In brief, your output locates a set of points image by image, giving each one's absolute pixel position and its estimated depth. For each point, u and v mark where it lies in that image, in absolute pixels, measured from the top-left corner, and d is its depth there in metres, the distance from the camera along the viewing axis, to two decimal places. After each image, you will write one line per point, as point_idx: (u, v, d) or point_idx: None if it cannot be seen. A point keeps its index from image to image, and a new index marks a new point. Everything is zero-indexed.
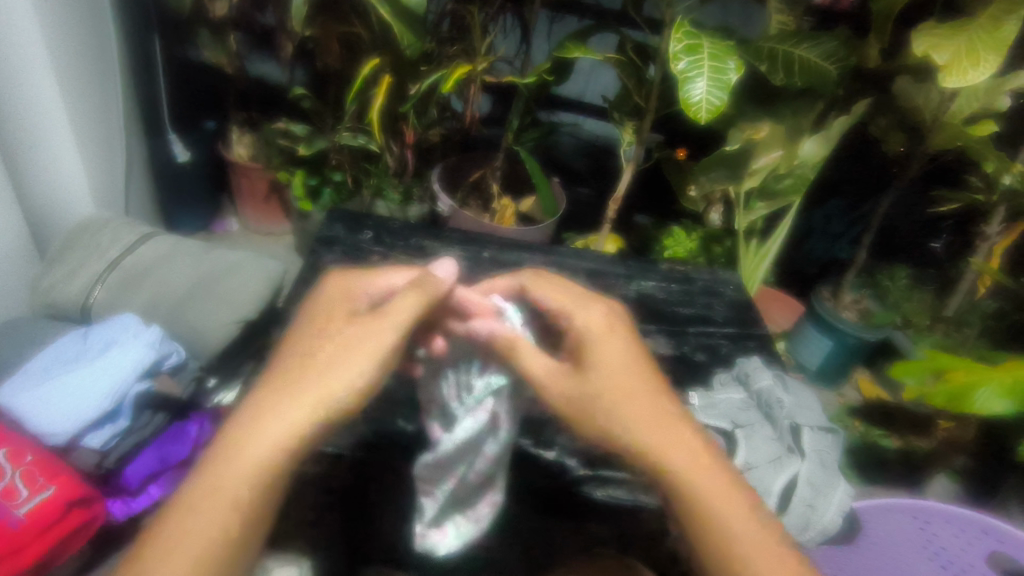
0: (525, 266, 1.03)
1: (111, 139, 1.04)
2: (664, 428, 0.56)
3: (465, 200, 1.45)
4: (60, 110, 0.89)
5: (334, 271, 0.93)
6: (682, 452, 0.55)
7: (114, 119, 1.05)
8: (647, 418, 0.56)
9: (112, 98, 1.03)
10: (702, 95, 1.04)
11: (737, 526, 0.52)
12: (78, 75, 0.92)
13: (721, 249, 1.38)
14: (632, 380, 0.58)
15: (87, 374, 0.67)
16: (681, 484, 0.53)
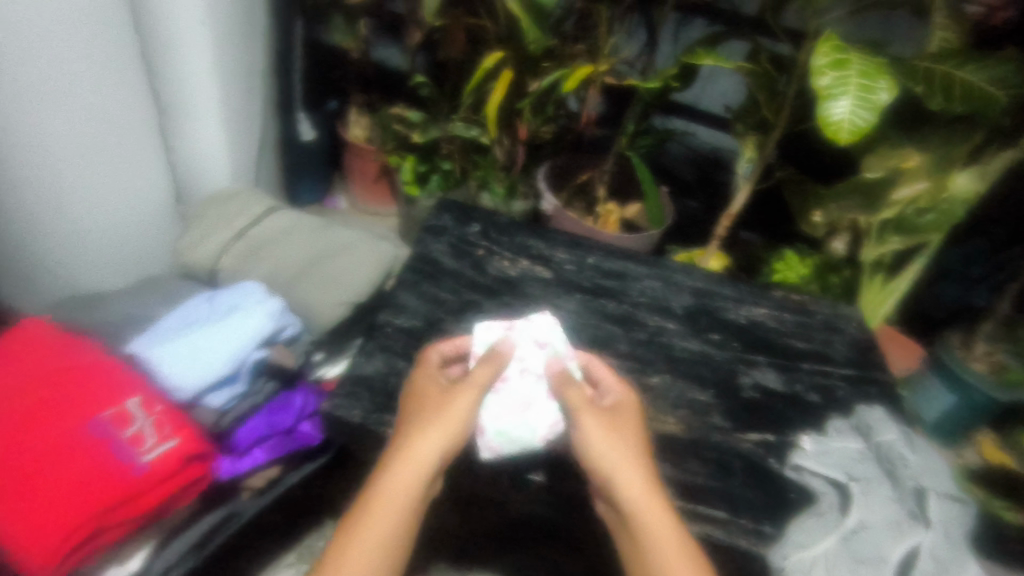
0: (630, 276, 1.00)
1: (249, 114, 1.12)
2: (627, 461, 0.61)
3: (569, 201, 1.46)
4: (209, 83, 0.97)
5: (439, 260, 0.94)
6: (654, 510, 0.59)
7: (252, 94, 1.12)
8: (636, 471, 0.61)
9: (252, 76, 1.11)
10: (844, 114, 0.96)
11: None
12: (229, 52, 1.00)
13: (837, 279, 1.29)
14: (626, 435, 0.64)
15: (209, 336, 0.71)
16: (639, 519, 0.58)
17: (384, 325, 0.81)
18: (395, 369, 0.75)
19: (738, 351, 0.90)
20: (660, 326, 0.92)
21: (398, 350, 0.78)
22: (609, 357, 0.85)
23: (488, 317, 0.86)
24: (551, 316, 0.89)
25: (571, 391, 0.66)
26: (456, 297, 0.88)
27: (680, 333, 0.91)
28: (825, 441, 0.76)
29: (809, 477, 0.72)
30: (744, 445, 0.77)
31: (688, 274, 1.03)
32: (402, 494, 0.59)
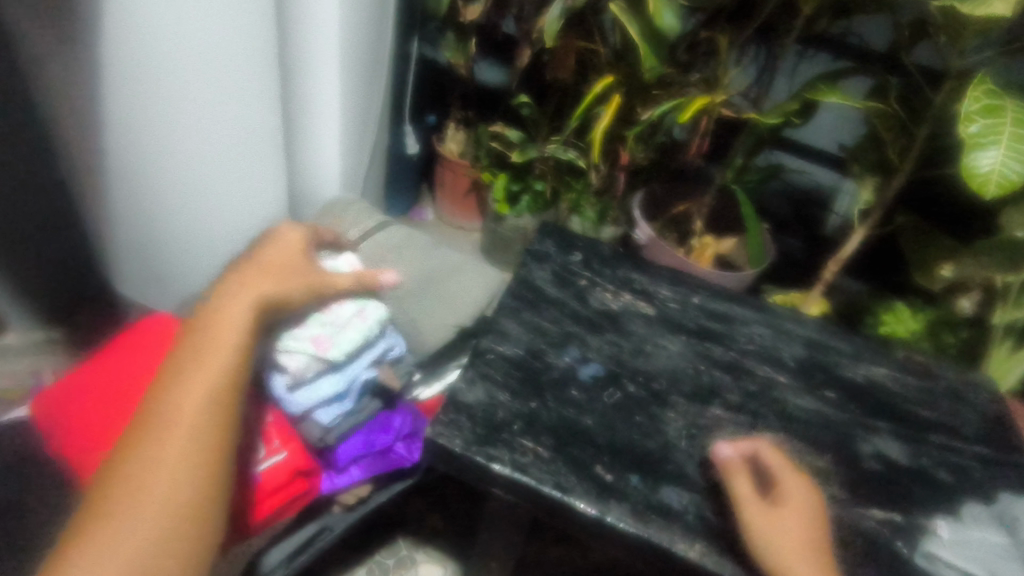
0: (738, 321, 0.95)
1: (365, 126, 1.15)
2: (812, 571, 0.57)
3: (662, 231, 1.42)
4: (336, 94, 1.01)
5: (541, 288, 0.92)
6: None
7: (370, 108, 1.15)
8: None
9: (373, 89, 1.14)
10: (994, 165, 0.88)
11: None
12: (357, 65, 1.03)
13: (954, 339, 1.19)
14: (808, 541, 0.59)
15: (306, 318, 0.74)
16: None
17: (486, 351, 0.79)
18: (497, 400, 0.73)
19: (858, 414, 0.83)
20: (770, 377, 0.86)
21: (499, 379, 0.76)
22: (716, 407, 0.80)
23: (590, 352, 0.83)
24: (655, 355, 0.85)
25: (736, 485, 0.65)
26: (557, 328, 0.85)
27: (792, 388, 0.85)
28: (962, 529, 0.71)
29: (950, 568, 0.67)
30: (867, 522, 0.70)
31: (799, 323, 0.97)
32: (184, 414, 0.56)
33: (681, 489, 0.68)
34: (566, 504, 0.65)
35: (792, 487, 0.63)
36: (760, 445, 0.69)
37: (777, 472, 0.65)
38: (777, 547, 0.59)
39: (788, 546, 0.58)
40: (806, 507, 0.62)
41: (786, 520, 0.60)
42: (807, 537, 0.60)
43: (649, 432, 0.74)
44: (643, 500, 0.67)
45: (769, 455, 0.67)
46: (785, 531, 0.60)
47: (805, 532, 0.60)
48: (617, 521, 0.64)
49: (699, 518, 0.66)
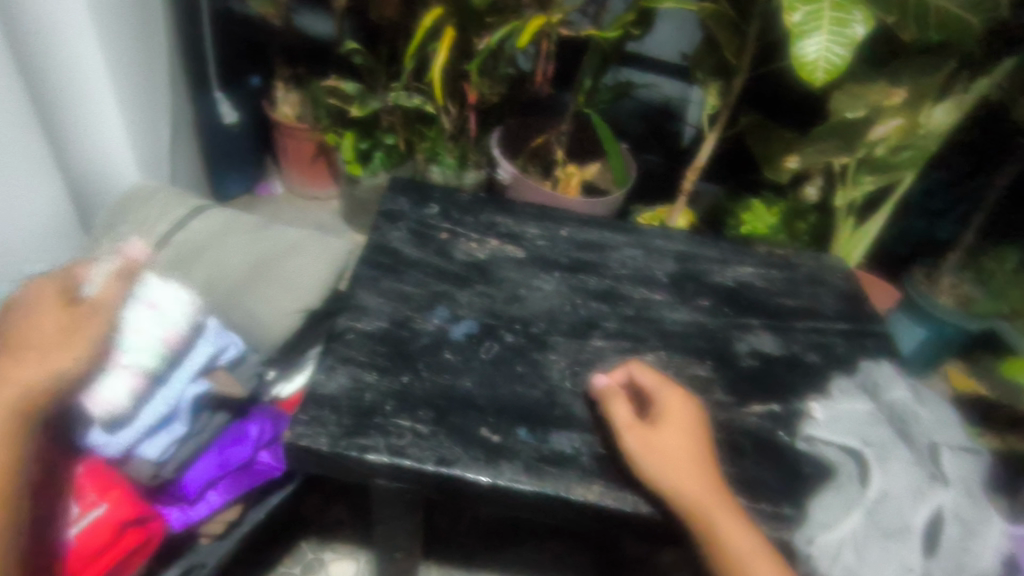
0: (608, 246, 0.92)
1: (156, 97, 0.98)
2: (690, 483, 0.56)
3: (525, 166, 1.37)
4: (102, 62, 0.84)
5: (399, 249, 0.84)
6: (725, 522, 0.54)
7: (157, 75, 0.98)
8: (708, 497, 0.56)
9: (155, 53, 0.97)
10: (819, 52, 0.90)
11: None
12: (122, 24, 0.86)
13: (806, 225, 1.26)
14: (689, 451, 0.58)
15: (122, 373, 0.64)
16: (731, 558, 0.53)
17: (344, 331, 0.71)
18: (363, 383, 0.66)
19: (731, 317, 0.84)
20: (646, 297, 0.85)
21: (363, 359, 0.68)
22: (597, 339, 0.77)
23: (460, 309, 0.77)
24: (530, 298, 0.81)
25: (614, 409, 0.62)
26: (421, 290, 0.78)
27: (668, 304, 0.85)
28: (834, 408, 0.71)
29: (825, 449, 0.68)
30: (750, 420, 0.71)
31: (666, 237, 0.96)
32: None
33: (572, 432, 0.65)
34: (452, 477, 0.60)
35: (668, 403, 0.62)
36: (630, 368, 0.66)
37: (648, 387, 0.64)
38: (654, 466, 0.57)
39: (673, 463, 0.57)
40: (685, 418, 0.61)
41: (665, 435, 0.59)
42: (686, 446, 0.59)
43: (532, 381, 0.70)
44: (535, 453, 0.63)
45: (640, 371, 0.65)
46: (663, 447, 0.58)
47: (683, 442, 0.59)
48: (512, 482, 0.60)
49: (593, 457, 0.63)
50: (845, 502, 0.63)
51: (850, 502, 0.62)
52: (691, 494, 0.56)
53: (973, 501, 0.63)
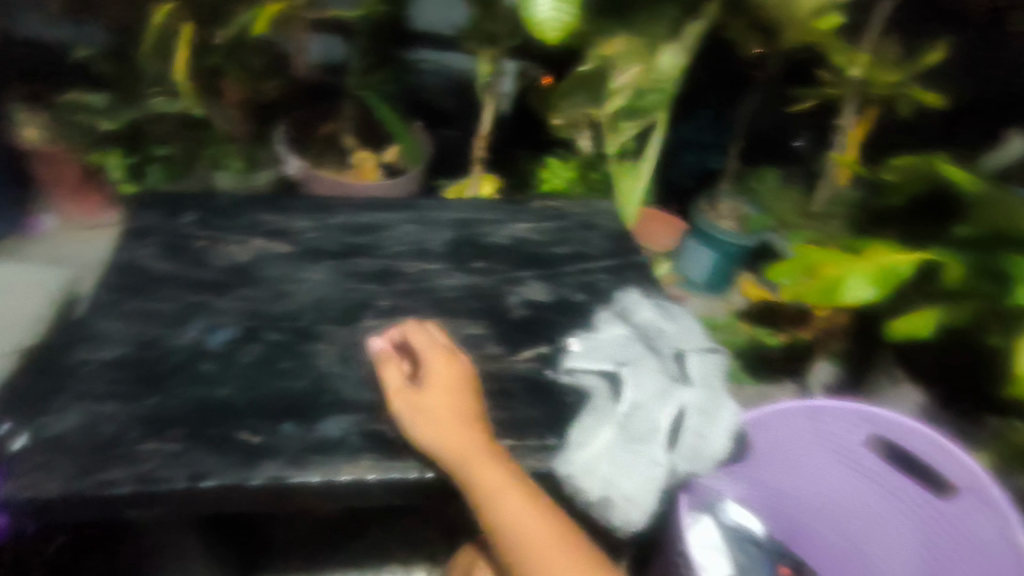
0: (382, 226, 0.93)
1: None
2: (451, 433, 0.60)
3: (319, 158, 1.33)
4: None
5: (148, 267, 0.79)
6: (479, 467, 0.58)
7: None
8: (464, 442, 0.60)
9: None
10: (549, 12, 0.95)
11: (551, 552, 0.56)
12: None
13: (598, 175, 1.35)
14: (455, 402, 0.63)
15: None
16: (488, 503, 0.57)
17: (80, 366, 0.66)
18: (103, 415, 0.62)
19: (504, 273, 0.89)
20: (422, 269, 0.87)
21: (103, 391, 0.63)
22: (370, 319, 0.78)
23: (220, 316, 0.74)
24: (299, 291, 0.79)
25: (385, 376, 0.67)
26: (174, 305, 0.74)
27: (443, 271, 0.87)
28: (592, 337, 0.78)
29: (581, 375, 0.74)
30: (520, 366, 0.76)
31: (442, 207, 0.99)
32: None
33: (341, 416, 0.66)
34: (207, 489, 0.58)
35: (428, 368, 0.65)
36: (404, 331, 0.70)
37: (418, 347, 0.68)
38: (418, 424, 0.62)
39: (428, 416, 0.62)
40: (446, 379, 0.65)
41: (424, 398, 0.63)
42: (450, 399, 0.63)
43: (300, 373, 0.69)
44: (301, 444, 0.63)
45: (413, 332, 0.69)
46: (427, 403, 0.63)
47: (444, 391, 0.63)
48: (278, 477, 0.59)
49: (363, 434, 0.65)
50: (595, 415, 0.69)
51: (599, 415, 0.69)
52: (442, 446, 0.60)
53: (709, 395, 0.71)
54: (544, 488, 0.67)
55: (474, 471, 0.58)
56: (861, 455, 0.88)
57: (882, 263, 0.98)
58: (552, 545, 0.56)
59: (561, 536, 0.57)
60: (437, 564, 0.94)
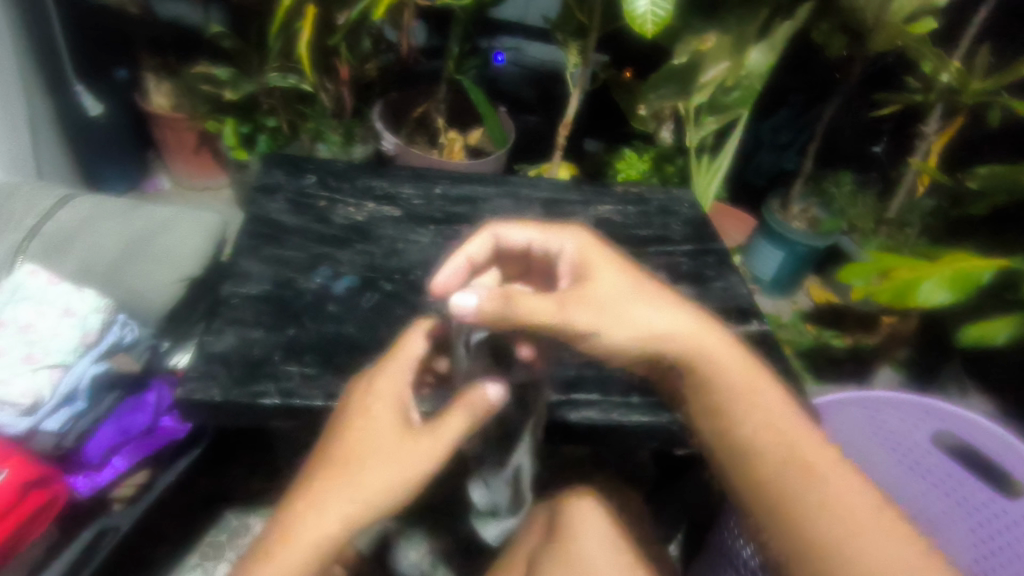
0: (480, 199, 1.01)
1: (10, 103, 1.02)
2: (675, 316, 0.53)
3: (411, 137, 1.42)
4: None
5: (278, 219, 0.89)
6: (707, 342, 0.53)
7: (9, 81, 1.01)
8: (718, 345, 0.53)
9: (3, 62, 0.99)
10: (647, 7, 0.96)
11: (826, 471, 0.47)
12: None
13: (674, 168, 1.39)
14: (653, 302, 0.54)
15: (34, 369, 0.70)
16: (733, 414, 0.50)
17: (231, 297, 0.76)
18: (251, 339, 0.72)
19: None
20: None
21: (251, 319, 0.74)
22: None
23: (342, 266, 0.83)
24: (406, 251, 0.88)
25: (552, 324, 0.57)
26: (303, 254, 0.84)
27: None
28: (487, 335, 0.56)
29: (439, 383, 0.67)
30: None
31: (533, 186, 1.06)
32: None
33: None
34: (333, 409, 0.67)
35: (600, 274, 0.57)
36: (495, 228, 0.67)
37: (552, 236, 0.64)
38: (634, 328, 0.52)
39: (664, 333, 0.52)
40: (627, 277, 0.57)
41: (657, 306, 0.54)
42: (675, 309, 0.54)
43: (412, 321, 0.78)
44: None
45: (505, 230, 0.67)
46: (627, 304, 0.54)
47: (621, 290, 0.55)
48: None
49: None
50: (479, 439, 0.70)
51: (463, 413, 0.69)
52: (687, 344, 0.52)
53: None
54: (621, 442, 0.73)
55: (733, 375, 0.51)
56: (922, 456, 0.91)
57: (959, 268, 0.98)
58: (813, 455, 0.48)
59: (803, 432, 0.50)
60: None
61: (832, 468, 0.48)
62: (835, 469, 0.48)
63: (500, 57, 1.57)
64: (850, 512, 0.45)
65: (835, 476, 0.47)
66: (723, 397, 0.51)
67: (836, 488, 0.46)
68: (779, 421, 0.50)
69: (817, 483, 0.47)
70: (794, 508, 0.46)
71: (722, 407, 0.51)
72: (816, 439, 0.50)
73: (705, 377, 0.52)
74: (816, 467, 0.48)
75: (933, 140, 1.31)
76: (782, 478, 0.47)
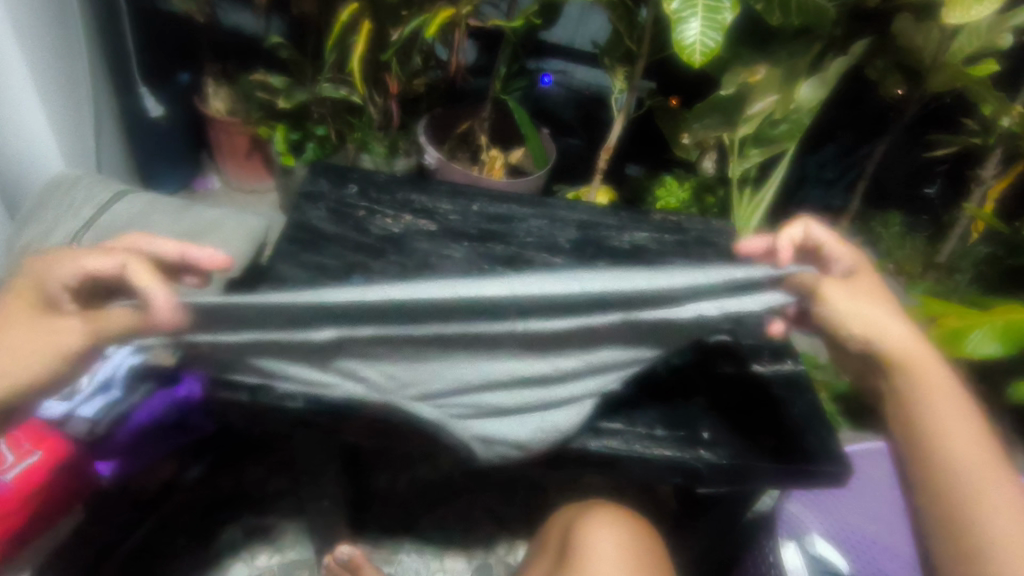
0: (516, 218, 1.01)
1: (79, 106, 1.09)
2: (893, 323, 0.60)
3: (453, 152, 1.43)
4: (26, 80, 0.96)
5: (318, 227, 0.91)
6: (918, 354, 0.60)
7: (81, 85, 1.09)
8: (920, 354, 0.60)
9: (76, 66, 1.06)
10: (697, 36, 0.95)
11: (995, 485, 0.57)
12: (44, 43, 0.97)
13: (714, 198, 1.37)
14: (883, 304, 0.60)
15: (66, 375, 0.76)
16: (930, 421, 0.59)
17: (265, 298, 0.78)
18: None
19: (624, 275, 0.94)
20: (549, 261, 0.94)
21: None
22: None
23: (375, 276, 0.85)
24: (437, 265, 0.88)
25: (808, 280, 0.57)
26: (339, 262, 0.86)
27: (568, 266, 0.94)
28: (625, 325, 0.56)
29: (231, 353, 0.56)
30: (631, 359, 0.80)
31: (569, 208, 1.07)
32: None
33: None
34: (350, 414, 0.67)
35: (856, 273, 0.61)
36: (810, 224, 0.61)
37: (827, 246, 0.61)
38: (862, 320, 0.59)
39: (868, 335, 0.59)
40: (874, 283, 0.62)
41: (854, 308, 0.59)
42: (899, 320, 0.60)
43: None
44: None
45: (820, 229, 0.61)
46: (866, 306, 0.59)
47: (879, 295, 0.61)
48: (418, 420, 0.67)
49: None
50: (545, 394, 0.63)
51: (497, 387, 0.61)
52: (894, 345, 0.59)
53: (790, 439, 0.73)
54: (641, 474, 0.71)
55: (928, 385, 0.59)
56: None
57: (1011, 320, 0.93)
58: (982, 467, 0.57)
59: (989, 447, 0.59)
60: (519, 536, 1.01)
61: (995, 483, 0.57)
62: (1005, 485, 0.57)
63: (547, 78, 1.58)
64: (996, 519, 0.56)
65: (1000, 489, 0.57)
66: (919, 403, 0.59)
67: (994, 499, 0.56)
68: (961, 442, 0.58)
69: (978, 495, 0.56)
70: (950, 511, 0.57)
71: (916, 410, 0.59)
72: (990, 450, 0.58)
73: (914, 382, 0.59)
74: (987, 481, 0.57)
75: (990, 184, 1.26)
76: (951, 484, 0.57)
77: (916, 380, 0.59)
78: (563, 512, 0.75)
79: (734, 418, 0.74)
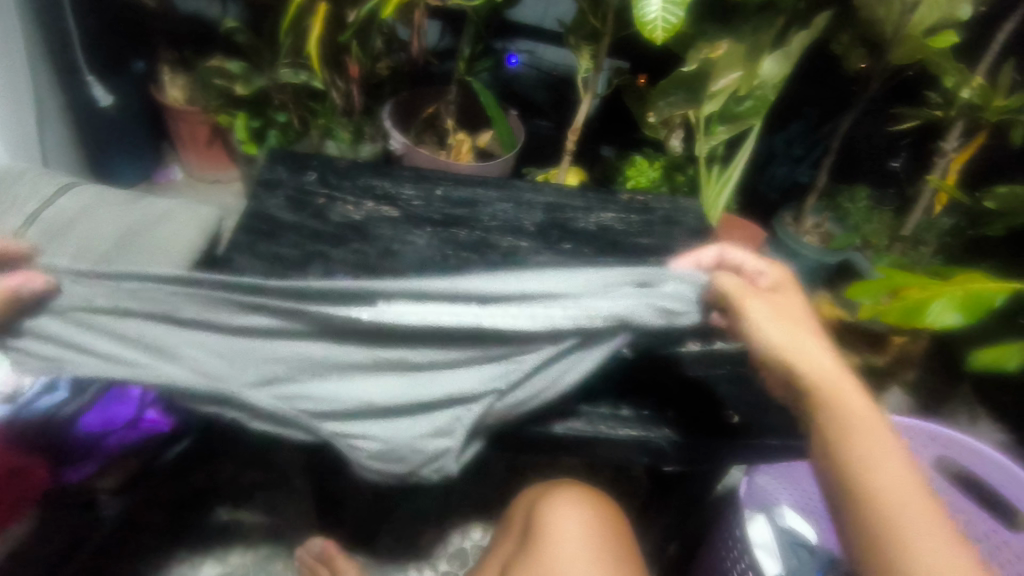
0: (481, 202, 1.00)
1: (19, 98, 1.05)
2: (812, 344, 0.57)
3: (419, 138, 1.42)
4: None
5: (276, 215, 0.89)
6: (835, 377, 0.55)
7: (19, 76, 1.04)
8: (844, 380, 0.55)
9: (13, 56, 1.01)
10: (658, 12, 0.93)
11: (924, 531, 0.45)
12: None
13: (684, 177, 1.37)
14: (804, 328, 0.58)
15: None
16: (845, 447, 0.51)
17: None
18: None
19: (590, 257, 0.93)
20: (513, 245, 0.93)
21: None
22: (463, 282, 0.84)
23: (335, 265, 0.83)
24: (400, 252, 0.87)
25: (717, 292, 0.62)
26: (298, 251, 0.84)
27: (534, 249, 0.93)
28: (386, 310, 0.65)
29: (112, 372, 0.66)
30: None
31: (534, 190, 1.05)
32: None
33: None
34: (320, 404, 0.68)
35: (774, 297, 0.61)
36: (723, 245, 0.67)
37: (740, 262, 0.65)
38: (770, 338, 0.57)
39: (786, 350, 0.56)
40: (797, 311, 0.60)
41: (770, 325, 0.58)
42: (823, 346, 0.57)
43: None
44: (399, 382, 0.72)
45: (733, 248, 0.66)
46: (783, 326, 0.58)
47: (798, 323, 0.59)
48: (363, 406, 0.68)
49: None
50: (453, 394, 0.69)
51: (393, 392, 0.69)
52: (813, 367, 0.55)
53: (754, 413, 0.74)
54: (609, 453, 0.72)
55: (851, 409, 0.53)
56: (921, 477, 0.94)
57: (970, 289, 0.95)
58: (910, 508, 0.46)
59: (927, 492, 0.48)
60: (494, 519, 1.01)
61: (922, 530, 0.45)
62: (938, 532, 0.45)
63: (513, 59, 1.58)
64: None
65: (929, 535, 0.45)
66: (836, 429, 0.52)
67: (925, 546, 0.44)
68: (880, 473, 0.49)
69: (901, 538, 0.45)
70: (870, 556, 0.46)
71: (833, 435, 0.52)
72: (924, 493, 0.47)
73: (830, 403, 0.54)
74: (910, 521, 0.46)
75: (952, 156, 1.27)
76: (870, 524, 0.47)
77: (830, 402, 0.54)
78: (527, 493, 0.75)
79: (698, 395, 0.74)
